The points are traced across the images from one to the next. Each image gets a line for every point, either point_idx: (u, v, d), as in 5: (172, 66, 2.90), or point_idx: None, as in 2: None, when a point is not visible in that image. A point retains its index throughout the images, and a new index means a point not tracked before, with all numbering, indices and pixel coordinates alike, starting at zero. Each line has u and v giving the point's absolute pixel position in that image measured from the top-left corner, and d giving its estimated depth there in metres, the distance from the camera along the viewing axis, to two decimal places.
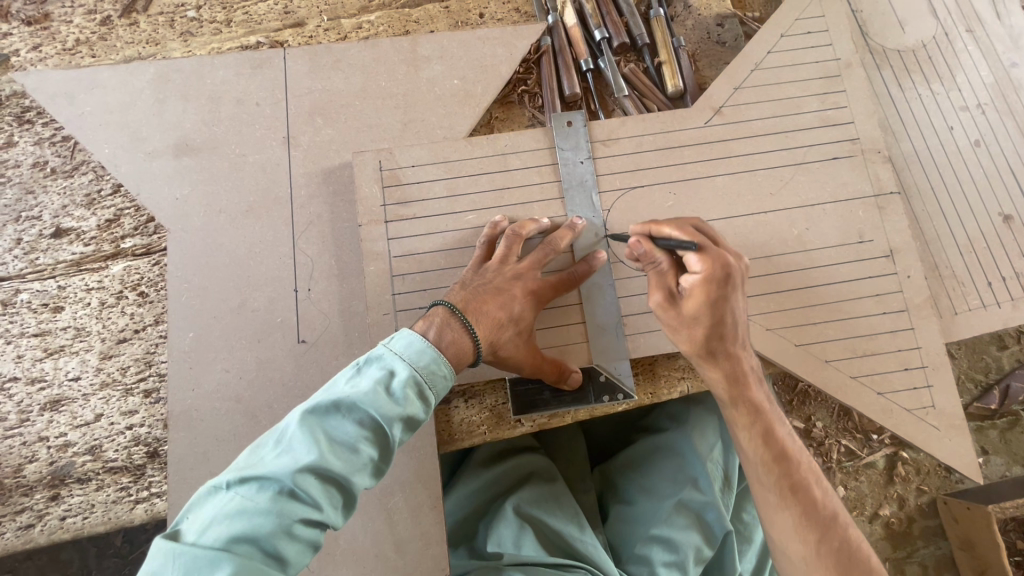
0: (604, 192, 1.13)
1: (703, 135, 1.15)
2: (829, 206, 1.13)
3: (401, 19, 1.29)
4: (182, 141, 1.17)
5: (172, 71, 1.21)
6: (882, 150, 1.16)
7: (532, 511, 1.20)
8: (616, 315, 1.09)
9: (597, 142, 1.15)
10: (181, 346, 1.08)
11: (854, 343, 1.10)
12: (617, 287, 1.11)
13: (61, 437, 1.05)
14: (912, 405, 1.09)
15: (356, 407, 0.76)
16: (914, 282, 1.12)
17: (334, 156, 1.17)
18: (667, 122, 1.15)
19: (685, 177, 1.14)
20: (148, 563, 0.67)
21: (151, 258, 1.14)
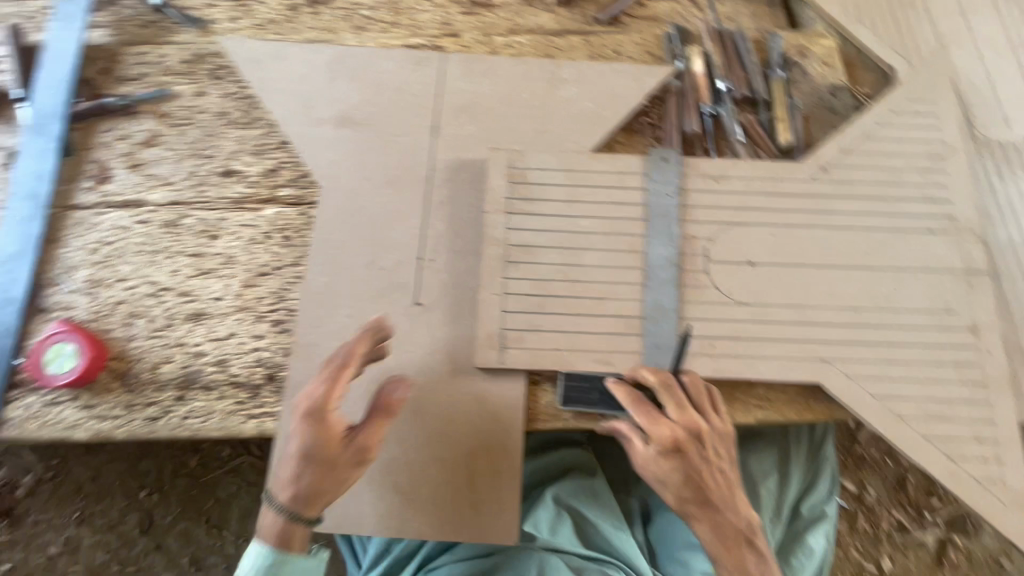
0: (710, 223, 1.23)
1: (809, 187, 1.25)
2: (919, 272, 1.21)
3: (546, 45, 1.46)
4: (345, 114, 1.34)
5: (347, 56, 1.39)
6: (977, 230, 1.24)
7: (569, 501, 1.29)
8: (699, 334, 1.17)
9: (710, 177, 1.26)
10: (315, 287, 1.21)
11: (931, 405, 1.14)
12: (711, 309, 1.18)
13: (197, 346, 1.19)
14: (983, 476, 1.11)
15: None
16: (995, 358, 1.16)
17: (471, 149, 1.31)
18: (777, 170, 1.26)
19: (788, 222, 1.23)
20: None
21: (300, 207, 1.28)
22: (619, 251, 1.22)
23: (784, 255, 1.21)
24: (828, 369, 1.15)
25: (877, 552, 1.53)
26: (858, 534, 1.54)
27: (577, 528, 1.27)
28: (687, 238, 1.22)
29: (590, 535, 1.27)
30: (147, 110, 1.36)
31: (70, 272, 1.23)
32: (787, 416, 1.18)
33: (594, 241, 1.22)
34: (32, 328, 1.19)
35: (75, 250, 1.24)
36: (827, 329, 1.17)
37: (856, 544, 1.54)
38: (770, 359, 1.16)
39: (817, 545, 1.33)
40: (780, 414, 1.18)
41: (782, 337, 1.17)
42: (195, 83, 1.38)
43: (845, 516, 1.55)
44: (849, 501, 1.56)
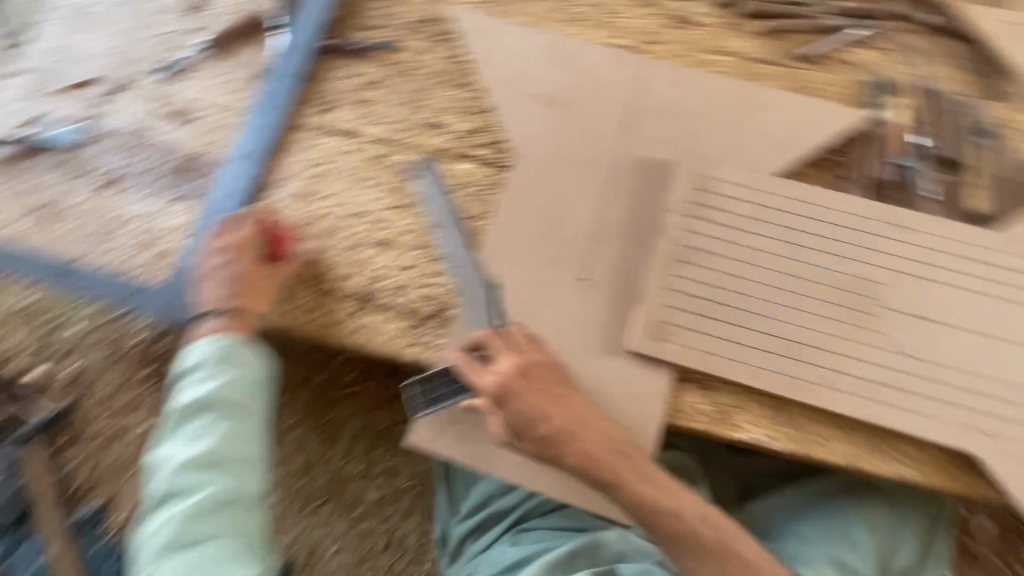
0: (891, 271, 1.22)
1: (1002, 259, 1.23)
2: None
3: (746, 70, 1.51)
4: (550, 95, 1.43)
5: (560, 44, 1.50)
6: None
7: None
8: (857, 375, 1.17)
9: (901, 225, 1.25)
10: (494, 243, 1.30)
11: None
12: (874, 354, 1.18)
13: (380, 270, 1.31)
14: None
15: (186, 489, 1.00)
16: None
17: (662, 150, 1.37)
18: (971, 233, 1.24)
19: (971, 288, 1.22)
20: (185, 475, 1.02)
21: (493, 169, 1.39)
22: (792, 276, 1.23)
23: (961, 319, 1.20)
24: (986, 444, 1.14)
25: None
26: None
27: None
28: (863, 281, 1.22)
29: None
30: (378, 56, 1.52)
31: (288, 180, 1.39)
32: (930, 480, 1.16)
33: (768, 262, 1.24)
34: None
35: (296, 163, 1.40)
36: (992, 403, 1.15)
37: None
38: (925, 418, 1.15)
39: None
40: (925, 475, 1.16)
41: (944, 399, 1.16)
42: (422, 41, 1.53)
43: None
44: None
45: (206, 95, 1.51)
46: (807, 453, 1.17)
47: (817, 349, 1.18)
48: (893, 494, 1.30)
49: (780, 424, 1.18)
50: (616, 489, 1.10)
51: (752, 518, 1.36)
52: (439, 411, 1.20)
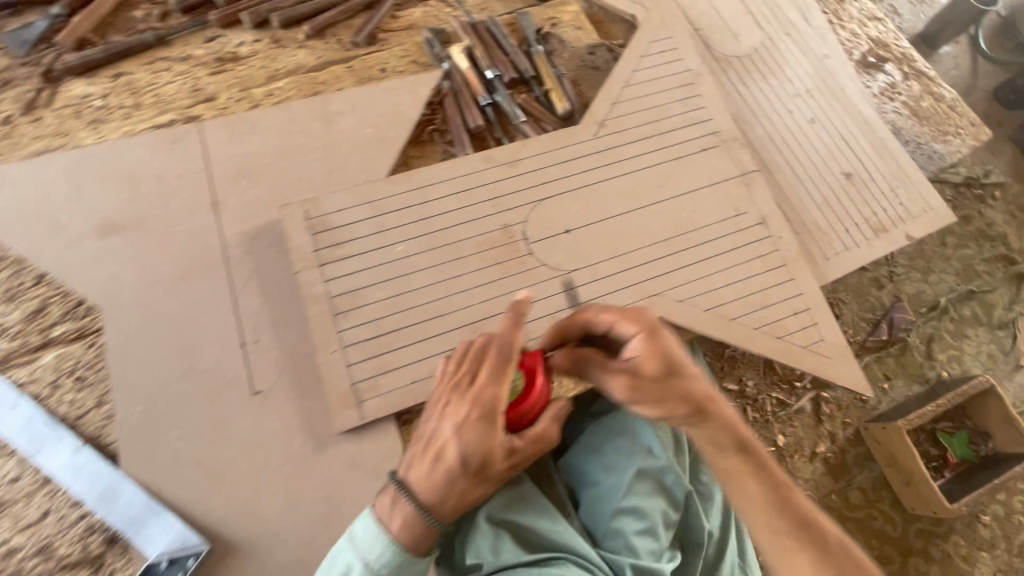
0: (519, 207, 1.26)
1: (593, 145, 1.33)
2: (708, 189, 1.34)
3: (309, 82, 1.39)
4: (103, 222, 1.18)
5: (84, 158, 1.23)
6: (739, 138, 1.40)
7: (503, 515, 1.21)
8: (544, 313, 1.20)
9: (505, 163, 1.29)
10: (129, 423, 1.07)
11: (751, 300, 1.28)
12: (545, 288, 1.21)
13: (6, 544, 1.01)
14: (810, 342, 1.27)
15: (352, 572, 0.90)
16: (786, 242, 1.33)
17: (261, 212, 1.22)
18: (561, 139, 1.32)
19: (586, 184, 1.30)
20: None
21: (85, 341, 1.13)
22: (444, 262, 1.20)
23: (592, 212, 1.28)
24: (663, 303, 1.24)
25: (771, 433, 1.70)
26: (752, 424, 1.69)
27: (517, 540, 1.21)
28: (503, 229, 1.24)
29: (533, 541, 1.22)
30: None
31: None
32: None
33: (418, 263, 1.20)
34: None
35: None
36: (650, 267, 1.26)
37: (753, 434, 1.69)
38: (613, 311, 1.22)
39: None
40: None
41: (617, 288, 1.23)
42: None
43: (737, 414, 1.69)
44: (736, 400, 1.69)
45: None
46: None
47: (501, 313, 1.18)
48: None
49: None
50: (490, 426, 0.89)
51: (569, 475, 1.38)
52: None
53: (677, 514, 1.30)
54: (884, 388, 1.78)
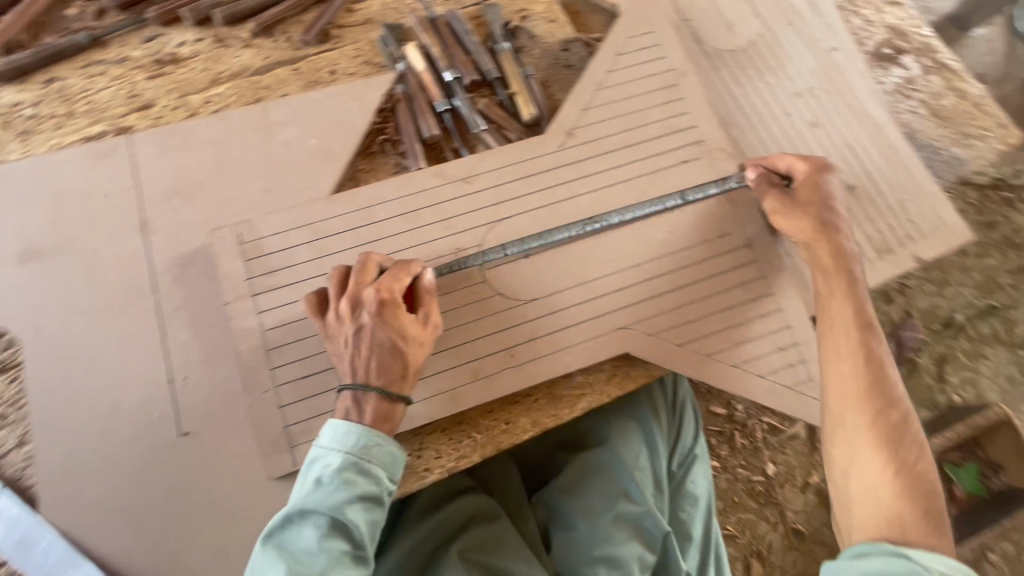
0: (473, 229, 1.17)
1: (560, 158, 1.23)
2: (686, 208, 1.23)
3: (251, 87, 1.28)
4: (27, 247, 1.11)
5: (7, 176, 1.15)
6: (726, 147, 1.29)
7: (477, 556, 1.20)
8: (495, 349, 1.12)
9: (460, 180, 1.19)
10: (52, 465, 1.01)
11: (731, 332, 1.18)
12: (501, 318, 1.13)
13: None
14: (791, 381, 1.17)
15: (307, 513, 0.88)
16: (773, 266, 1.23)
17: (195, 236, 1.14)
18: (524, 151, 1.23)
19: (549, 203, 1.21)
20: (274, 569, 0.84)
21: (8, 375, 1.07)
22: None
23: (553, 236, 1.18)
24: (631, 336, 1.15)
25: (761, 462, 1.59)
26: (740, 451, 1.59)
27: None
28: (456, 253, 1.16)
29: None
30: None
31: None
32: (610, 395, 1.15)
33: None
34: None
35: None
36: (618, 295, 1.17)
37: (741, 461, 1.58)
38: (574, 347, 1.14)
39: (699, 490, 1.39)
40: (604, 395, 1.15)
41: (579, 321, 1.15)
42: None
43: (724, 440, 1.59)
44: (723, 425, 1.59)
45: None
46: (497, 447, 1.11)
47: (446, 348, 1.11)
48: (636, 413, 1.38)
49: (461, 440, 1.10)
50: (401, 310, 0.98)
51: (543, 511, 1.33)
52: None
53: (654, 556, 1.26)
54: None
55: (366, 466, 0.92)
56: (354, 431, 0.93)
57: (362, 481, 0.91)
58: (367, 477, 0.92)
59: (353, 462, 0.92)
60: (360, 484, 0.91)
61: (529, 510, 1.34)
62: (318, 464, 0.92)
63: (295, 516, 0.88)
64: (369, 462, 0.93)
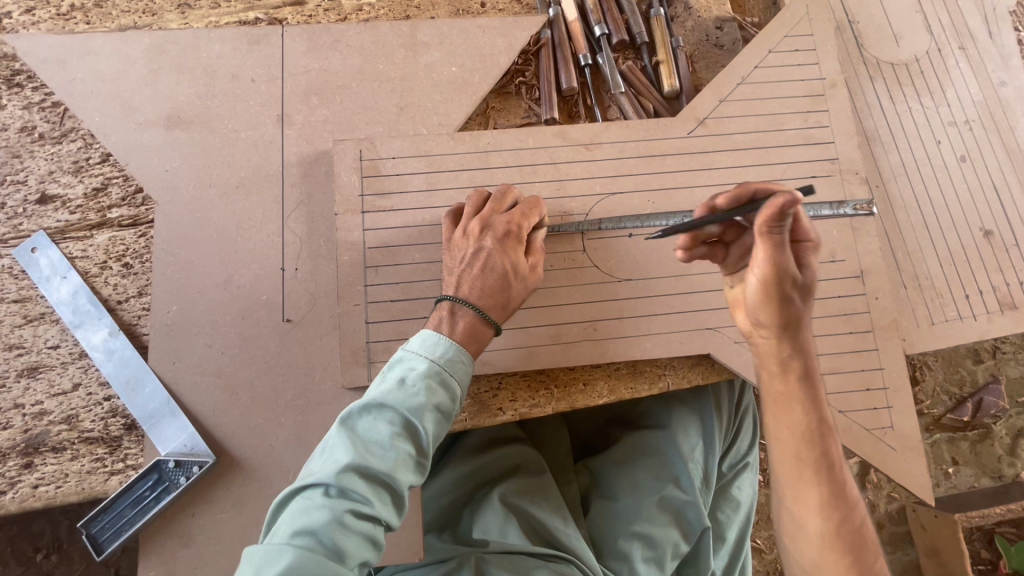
0: (585, 196, 1.14)
1: (686, 145, 1.17)
2: (804, 224, 1.17)
3: (402, 3, 1.28)
4: (175, 114, 1.16)
5: (168, 42, 1.20)
6: (861, 170, 1.19)
7: (518, 501, 1.21)
8: (578, 319, 1.11)
9: (581, 145, 1.16)
10: (164, 320, 1.07)
11: (820, 361, 1.13)
12: (593, 290, 1.12)
13: (38, 405, 1.04)
14: (872, 424, 1.12)
15: (383, 409, 0.84)
16: (881, 304, 1.15)
17: (325, 138, 1.17)
18: (651, 131, 1.17)
19: (666, 188, 1.16)
20: (338, 454, 0.80)
21: (138, 229, 1.13)
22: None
23: (661, 219, 1.14)
24: (717, 339, 1.12)
25: None
26: None
27: (527, 528, 1.20)
28: (562, 216, 1.13)
29: (542, 534, 1.20)
30: None
31: None
32: (691, 381, 1.15)
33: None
34: None
35: None
36: (712, 297, 1.13)
37: None
38: (656, 336, 1.12)
39: (741, 497, 1.34)
40: (685, 379, 1.15)
41: (667, 311, 1.13)
42: None
43: None
44: None
45: None
46: (570, 406, 1.11)
47: (530, 308, 1.10)
48: (699, 406, 1.33)
49: (540, 390, 1.11)
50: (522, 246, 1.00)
51: (587, 478, 1.35)
52: (162, 544, 0.99)
53: (688, 546, 1.22)
54: (945, 473, 1.61)
55: (447, 381, 0.88)
56: (443, 343, 0.91)
57: (441, 393, 0.87)
58: (445, 391, 0.88)
59: (436, 372, 0.88)
60: (439, 395, 0.87)
61: (573, 473, 1.36)
62: (401, 366, 0.89)
63: (372, 408, 0.84)
64: (451, 377, 0.89)
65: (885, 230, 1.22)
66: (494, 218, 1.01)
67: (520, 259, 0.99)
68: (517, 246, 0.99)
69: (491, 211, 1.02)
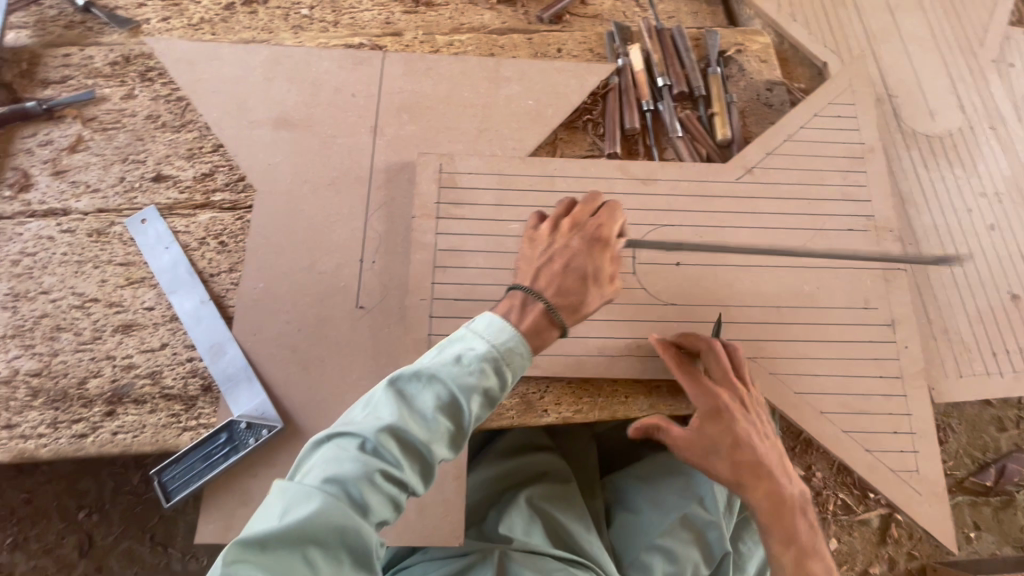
0: (639, 224, 1.25)
1: (734, 189, 1.28)
2: (841, 272, 1.25)
3: (488, 43, 1.46)
4: (282, 117, 1.31)
5: (284, 56, 1.36)
6: (893, 229, 1.29)
7: (544, 504, 1.26)
8: (625, 335, 1.19)
9: (639, 179, 1.28)
10: (251, 295, 1.18)
11: (849, 400, 1.19)
12: (642, 310, 1.21)
13: (127, 359, 1.14)
14: (897, 464, 1.17)
15: (435, 382, 0.89)
16: (911, 352, 1.22)
17: (411, 150, 1.30)
18: (704, 172, 1.29)
19: (715, 224, 1.26)
20: (384, 413, 0.86)
21: (236, 213, 1.25)
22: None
23: (707, 255, 1.24)
24: (753, 367, 1.19)
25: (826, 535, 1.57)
26: None
27: (550, 532, 1.24)
28: None
29: (566, 539, 1.24)
30: (71, 113, 1.30)
31: None
32: None
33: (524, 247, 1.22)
34: None
35: None
36: (752, 328, 1.21)
37: None
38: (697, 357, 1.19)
39: None
40: None
41: (709, 337, 1.20)
42: (123, 86, 1.33)
43: None
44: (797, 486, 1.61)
45: None
46: (612, 415, 1.18)
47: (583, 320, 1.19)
48: None
49: (582, 398, 1.18)
50: (605, 254, 1.08)
51: (613, 492, 1.40)
52: (223, 502, 1.06)
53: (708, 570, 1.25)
54: (967, 537, 1.60)
55: (500, 368, 0.93)
56: (509, 331, 0.95)
57: (492, 379, 0.92)
58: (495, 378, 0.93)
59: (493, 358, 0.92)
60: (490, 380, 0.91)
61: (598, 488, 1.41)
62: (462, 343, 0.94)
63: (424, 377, 0.90)
64: (505, 365, 0.93)
65: (916, 284, 1.31)
66: (584, 224, 1.10)
67: (600, 266, 1.06)
68: (600, 254, 1.07)
69: (582, 217, 1.11)
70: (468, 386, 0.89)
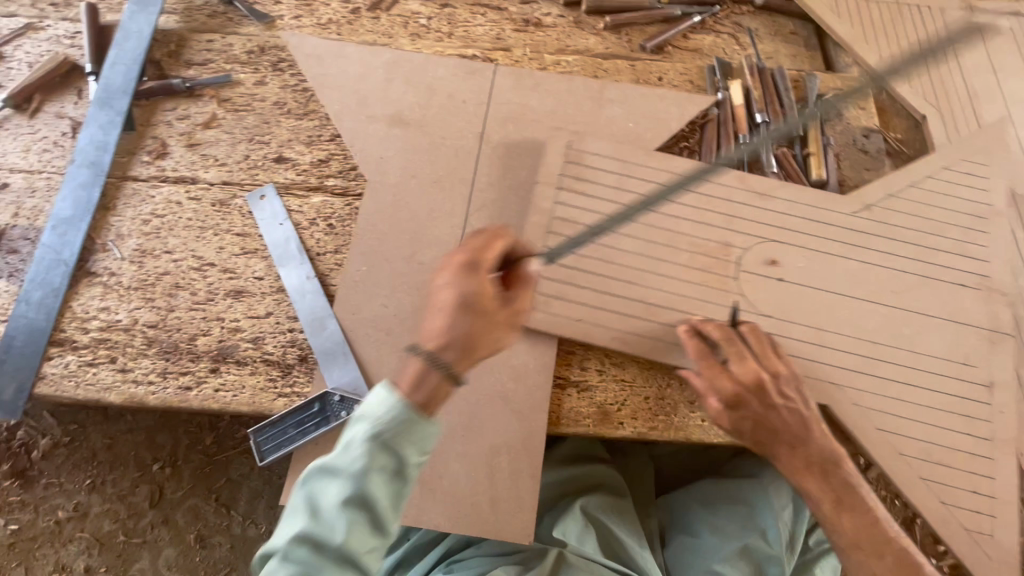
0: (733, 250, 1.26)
1: (845, 222, 1.29)
2: (943, 320, 1.24)
3: (593, 66, 1.53)
4: (397, 115, 1.39)
5: (404, 60, 1.46)
6: (1007, 293, 1.27)
7: (599, 514, 1.27)
8: None
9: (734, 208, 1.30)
10: (354, 276, 1.25)
11: (931, 453, 1.17)
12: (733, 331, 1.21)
13: (234, 322, 1.22)
14: (978, 527, 1.14)
15: (333, 478, 0.82)
16: (1000, 413, 1.19)
17: (514, 158, 1.36)
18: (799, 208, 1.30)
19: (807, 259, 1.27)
20: (294, 521, 0.82)
21: (346, 199, 1.33)
22: (660, 246, 1.25)
23: (814, 279, 1.25)
24: (841, 400, 1.18)
25: None
26: None
27: (604, 542, 1.25)
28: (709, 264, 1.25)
29: (619, 551, 1.24)
30: (209, 93, 1.42)
31: (119, 241, 1.26)
32: None
33: (633, 240, 1.25)
34: (76, 292, 1.22)
35: (125, 222, 1.28)
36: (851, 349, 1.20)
37: None
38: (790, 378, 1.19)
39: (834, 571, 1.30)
40: None
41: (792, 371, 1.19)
42: (256, 73, 1.45)
43: None
44: None
45: (10, 158, 1.32)
46: (687, 436, 1.19)
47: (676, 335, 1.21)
48: None
49: (659, 414, 1.20)
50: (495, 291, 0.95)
51: (670, 512, 1.40)
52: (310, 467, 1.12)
53: None
54: None
55: (395, 443, 0.82)
56: (392, 402, 0.83)
57: (387, 460, 0.82)
58: (395, 458, 0.83)
59: (380, 436, 0.82)
60: (385, 461, 0.82)
61: (655, 507, 1.41)
62: (359, 423, 0.84)
63: (345, 455, 0.83)
64: (398, 440, 0.82)
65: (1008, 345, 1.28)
66: (488, 255, 0.96)
67: (498, 311, 0.94)
68: (490, 285, 0.94)
69: (478, 242, 0.99)
70: (363, 485, 0.81)
